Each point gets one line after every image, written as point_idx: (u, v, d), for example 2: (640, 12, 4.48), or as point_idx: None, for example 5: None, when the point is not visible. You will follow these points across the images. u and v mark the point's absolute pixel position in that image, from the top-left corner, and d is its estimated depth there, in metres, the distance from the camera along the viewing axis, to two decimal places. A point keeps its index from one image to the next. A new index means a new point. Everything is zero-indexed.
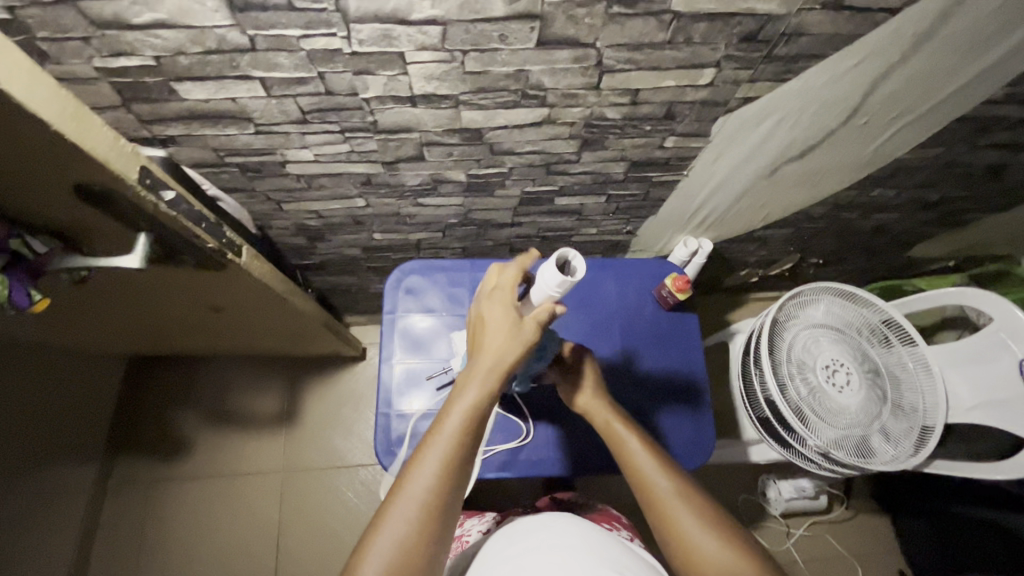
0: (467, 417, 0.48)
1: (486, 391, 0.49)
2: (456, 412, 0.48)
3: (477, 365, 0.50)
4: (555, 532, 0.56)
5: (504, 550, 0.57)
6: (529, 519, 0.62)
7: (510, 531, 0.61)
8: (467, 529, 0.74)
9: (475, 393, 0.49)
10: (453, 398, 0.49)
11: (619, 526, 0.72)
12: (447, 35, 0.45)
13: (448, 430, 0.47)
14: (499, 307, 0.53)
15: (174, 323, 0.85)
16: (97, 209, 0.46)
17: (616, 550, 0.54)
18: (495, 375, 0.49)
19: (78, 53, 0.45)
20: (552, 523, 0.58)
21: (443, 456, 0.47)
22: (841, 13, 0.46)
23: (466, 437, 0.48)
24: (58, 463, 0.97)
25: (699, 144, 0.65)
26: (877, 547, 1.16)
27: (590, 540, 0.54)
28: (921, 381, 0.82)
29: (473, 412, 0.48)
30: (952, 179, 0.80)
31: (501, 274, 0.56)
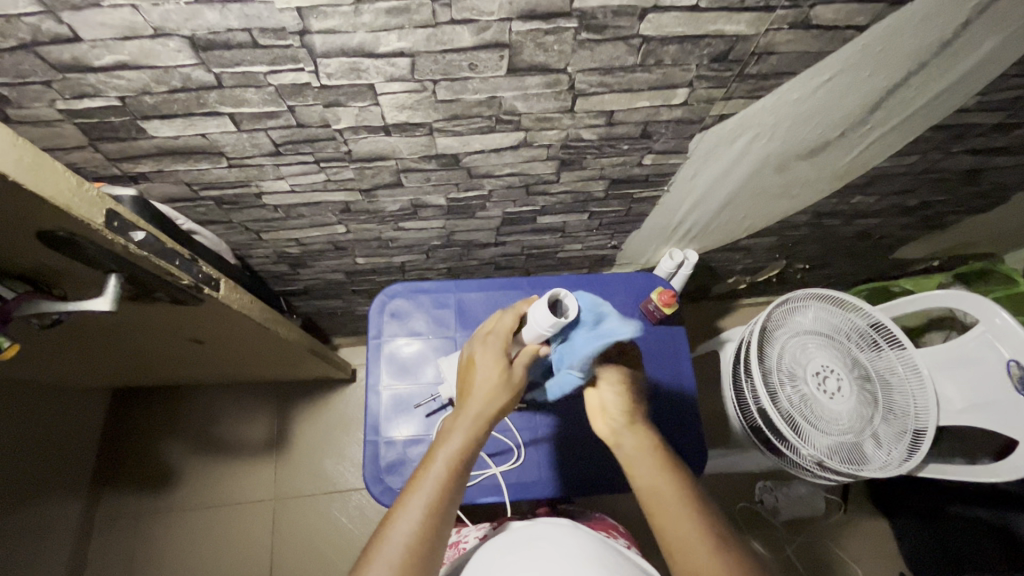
0: (452, 463, 0.49)
1: (471, 439, 0.51)
2: (443, 457, 0.50)
3: (463, 412, 0.52)
4: (547, 534, 0.56)
5: (495, 555, 0.55)
6: (518, 524, 0.61)
7: (499, 537, 0.60)
8: (462, 535, 0.71)
9: (460, 442, 0.50)
10: (440, 443, 0.51)
11: (618, 534, 0.70)
12: (416, 65, 0.45)
13: (434, 474, 0.49)
14: (489, 354, 0.55)
15: (156, 356, 0.84)
16: (64, 252, 0.45)
17: (609, 553, 0.54)
18: (481, 423, 0.51)
19: (40, 97, 0.44)
20: (542, 527, 0.58)
21: (429, 499, 0.47)
22: (809, 32, 0.47)
23: (450, 483, 0.48)
24: (40, 504, 0.94)
25: (678, 161, 0.65)
26: (878, 550, 1.15)
27: (583, 543, 0.54)
28: (911, 384, 0.81)
29: (459, 459, 0.50)
30: (931, 184, 0.80)
31: (499, 320, 0.58)
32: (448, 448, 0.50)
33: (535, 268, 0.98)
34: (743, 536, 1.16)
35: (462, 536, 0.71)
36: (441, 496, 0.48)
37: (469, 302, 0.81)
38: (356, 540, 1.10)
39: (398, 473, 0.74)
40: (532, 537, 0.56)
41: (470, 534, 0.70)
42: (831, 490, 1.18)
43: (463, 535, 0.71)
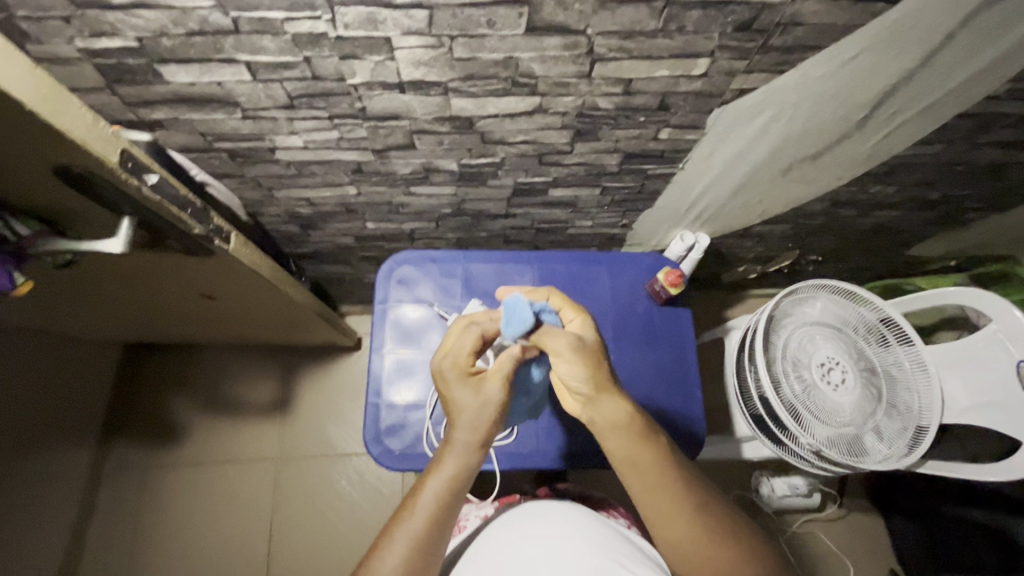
0: (442, 491, 0.48)
1: (466, 463, 0.49)
2: (430, 490, 0.48)
3: (453, 441, 0.50)
4: (542, 527, 0.56)
5: (489, 556, 0.56)
6: (510, 515, 0.61)
7: (493, 531, 0.60)
8: (463, 513, 0.71)
9: (448, 472, 0.49)
10: (429, 475, 0.49)
11: (618, 514, 0.72)
12: (434, 19, 0.44)
13: (421, 509, 0.48)
14: (458, 397, 0.51)
15: (166, 310, 0.85)
16: (79, 192, 0.45)
17: (608, 537, 0.56)
18: (478, 445, 0.50)
19: (59, 34, 0.44)
20: (537, 518, 0.58)
21: (415, 533, 0.47)
22: (838, 2, 0.45)
23: (438, 515, 0.48)
24: (51, 450, 0.97)
25: (694, 137, 0.64)
26: (869, 545, 1.16)
27: (577, 532, 0.55)
28: (916, 381, 0.80)
29: (449, 490, 0.49)
30: (953, 177, 0.78)
31: (451, 361, 0.53)
32: (439, 477, 0.49)
33: (545, 243, 0.98)
34: None
35: (462, 513, 0.71)
36: (431, 530, 0.48)
37: (476, 273, 0.82)
38: (356, 503, 1.13)
39: (397, 436, 0.75)
40: (530, 533, 0.56)
41: (471, 513, 0.70)
42: (827, 484, 1.18)
43: (462, 513, 0.71)
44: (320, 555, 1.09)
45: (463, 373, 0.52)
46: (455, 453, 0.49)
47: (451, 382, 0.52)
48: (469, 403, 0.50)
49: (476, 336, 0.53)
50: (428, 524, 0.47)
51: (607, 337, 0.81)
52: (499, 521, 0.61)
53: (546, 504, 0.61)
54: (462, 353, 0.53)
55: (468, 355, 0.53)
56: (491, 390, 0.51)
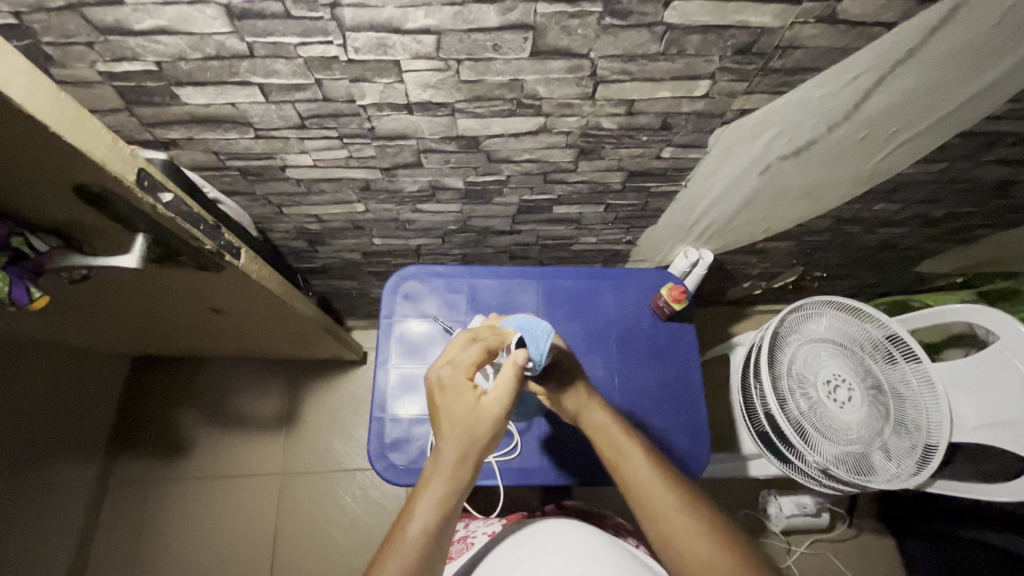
0: (432, 514, 0.48)
1: (454, 482, 0.49)
2: (421, 512, 0.48)
3: (440, 460, 0.49)
4: (545, 548, 0.56)
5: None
6: (516, 536, 0.62)
7: (497, 553, 0.60)
8: (471, 530, 0.71)
9: (438, 493, 0.49)
10: (419, 496, 0.49)
11: (627, 535, 0.72)
12: (442, 44, 0.46)
13: (413, 532, 0.47)
14: (454, 408, 0.50)
15: (175, 324, 0.86)
16: (97, 209, 0.46)
17: (615, 555, 0.55)
18: (469, 466, 0.50)
19: (82, 58, 0.46)
20: (541, 539, 0.58)
21: (408, 560, 0.46)
22: (836, 27, 0.46)
23: (430, 540, 0.47)
24: (59, 462, 0.98)
25: (697, 156, 0.65)
26: (880, 568, 1.13)
27: (580, 550, 0.55)
28: (924, 398, 0.80)
29: (439, 511, 0.49)
30: (956, 194, 0.79)
31: (451, 371, 0.52)
32: (429, 499, 0.49)
33: (549, 259, 0.98)
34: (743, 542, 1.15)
35: (470, 530, 0.71)
36: (424, 553, 0.47)
37: (481, 288, 0.82)
38: (359, 519, 1.12)
39: (401, 451, 0.75)
40: (532, 555, 0.56)
41: (478, 530, 0.70)
42: (836, 503, 1.16)
43: (470, 530, 0.71)
44: (323, 571, 1.08)
45: (462, 384, 0.51)
46: (444, 473, 0.49)
47: (451, 394, 0.51)
48: (465, 419, 0.50)
49: (480, 349, 0.53)
50: (421, 547, 0.47)
51: (611, 352, 0.81)
52: (504, 543, 0.61)
53: (552, 525, 0.61)
54: (466, 363, 0.52)
55: (473, 366, 0.52)
56: (489, 407, 0.51)
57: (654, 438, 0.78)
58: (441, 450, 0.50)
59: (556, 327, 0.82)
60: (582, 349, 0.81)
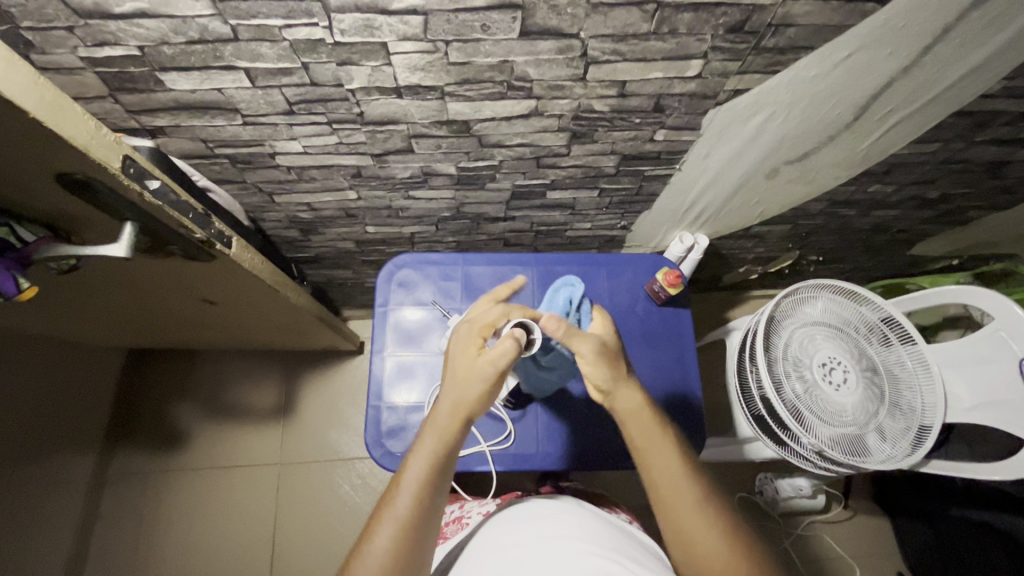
0: (423, 471, 0.49)
1: (446, 439, 0.50)
2: (413, 469, 0.49)
3: (433, 417, 0.51)
4: (537, 532, 0.55)
5: (484, 562, 0.55)
6: (508, 518, 0.61)
7: (489, 536, 0.59)
8: (466, 511, 0.71)
9: (430, 449, 0.50)
10: (412, 454, 0.50)
11: (620, 510, 0.74)
12: (429, 24, 0.45)
13: (406, 488, 0.49)
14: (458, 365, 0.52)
15: (169, 315, 0.86)
16: (82, 198, 0.46)
17: (609, 539, 0.55)
18: (458, 423, 0.50)
19: (62, 43, 0.45)
20: (533, 523, 0.58)
21: (401, 517, 0.48)
22: (828, 3, 0.46)
23: (423, 497, 0.49)
24: (54, 456, 0.98)
25: (690, 138, 0.64)
26: (875, 548, 1.15)
27: (575, 533, 0.55)
28: (919, 380, 0.80)
29: (432, 468, 0.49)
30: (952, 175, 0.78)
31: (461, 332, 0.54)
32: (420, 456, 0.50)
33: (544, 246, 0.98)
34: None
35: (464, 511, 0.71)
36: (418, 509, 0.48)
37: (476, 275, 0.82)
38: (358, 507, 1.13)
39: (398, 438, 0.75)
40: (526, 537, 0.55)
41: (473, 510, 0.70)
42: (832, 485, 1.17)
43: (465, 511, 0.71)
44: (323, 559, 1.09)
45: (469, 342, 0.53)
46: (435, 431, 0.50)
47: (455, 350, 0.53)
48: (460, 374, 0.51)
49: (497, 312, 0.55)
50: (413, 505, 0.48)
51: None
52: (497, 525, 0.61)
53: (545, 508, 0.61)
54: (479, 325, 0.54)
55: (486, 327, 0.54)
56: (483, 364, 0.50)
57: None
58: (435, 407, 0.51)
59: None
60: None
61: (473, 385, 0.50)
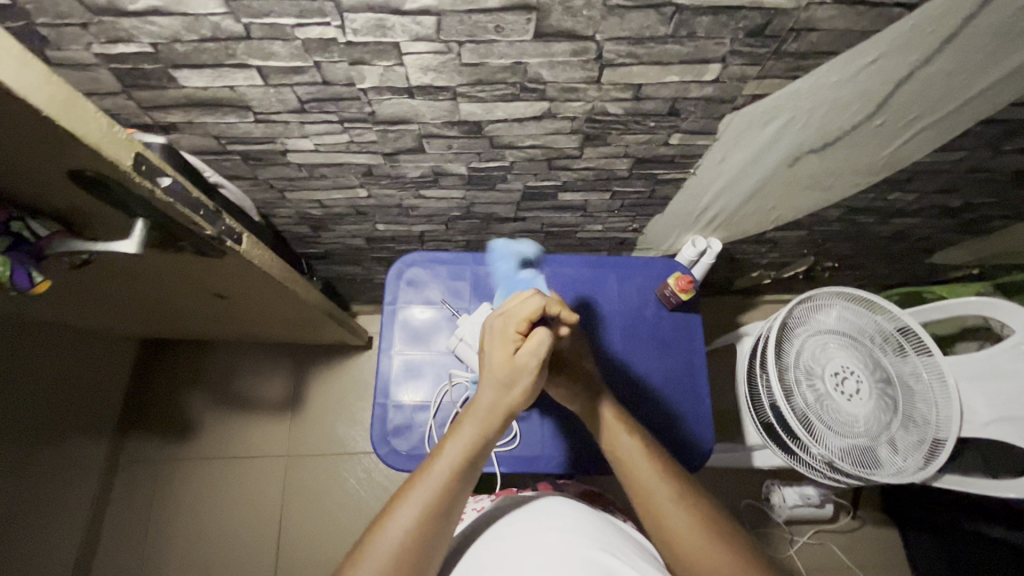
0: (459, 457, 0.50)
1: (484, 430, 0.51)
2: (447, 456, 0.50)
3: (475, 406, 0.52)
4: (543, 525, 0.56)
5: (489, 554, 0.55)
6: (512, 508, 0.61)
7: (493, 526, 0.59)
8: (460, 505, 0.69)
9: (468, 438, 0.51)
10: (447, 441, 0.51)
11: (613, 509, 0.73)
12: (442, 25, 0.44)
13: (437, 473, 0.49)
14: (498, 357, 0.52)
15: (180, 307, 0.86)
16: (94, 194, 0.46)
17: (599, 533, 0.55)
18: (502, 417, 0.52)
19: (77, 39, 0.45)
20: (539, 515, 0.58)
21: (427, 498, 0.48)
22: (854, 8, 0.44)
23: (454, 482, 0.49)
24: (69, 442, 0.99)
25: (706, 142, 0.63)
26: (883, 559, 1.13)
27: (581, 529, 0.55)
28: (935, 393, 0.78)
29: (465, 457, 0.50)
30: (975, 184, 0.76)
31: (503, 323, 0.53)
32: (458, 442, 0.51)
33: (554, 247, 0.97)
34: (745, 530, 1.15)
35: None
36: (446, 493, 0.49)
37: (485, 275, 0.82)
38: (363, 501, 1.14)
39: (403, 437, 0.75)
40: (533, 529, 0.55)
41: (467, 506, 0.68)
42: (841, 494, 1.16)
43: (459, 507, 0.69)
44: (328, 551, 1.10)
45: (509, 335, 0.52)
46: (476, 420, 0.51)
47: (494, 343, 0.53)
48: (499, 368, 0.52)
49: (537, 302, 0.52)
50: (444, 489, 0.49)
51: (615, 342, 0.80)
52: (502, 515, 0.61)
53: (548, 501, 0.61)
54: (518, 317, 0.52)
55: (524, 321, 0.52)
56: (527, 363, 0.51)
57: (656, 429, 0.77)
58: (478, 399, 0.52)
59: None
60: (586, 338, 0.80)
61: (516, 382, 0.52)
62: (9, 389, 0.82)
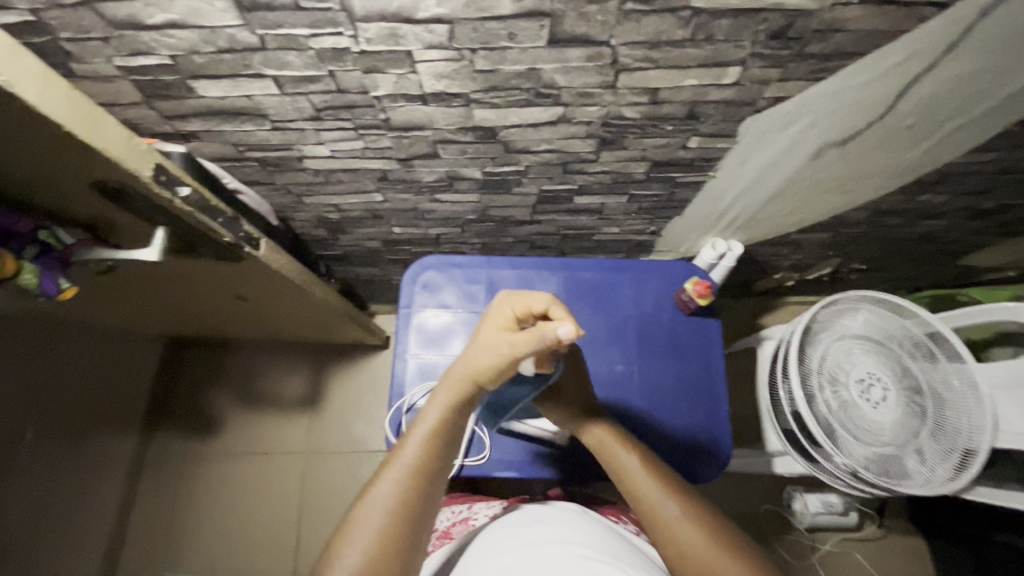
0: (438, 420, 0.49)
1: (459, 400, 0.49)
2: (421, 431, 0.49)
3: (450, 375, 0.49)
4: (572, 537, 0.54)
5: (517, 553, 0.53)
6: (542, 517, 0.60)
7: (521, 530, 0.58)
8: (473, 513, 0.70)
9: (443, 405, 0.49)
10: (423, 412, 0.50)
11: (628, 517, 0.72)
12: (455, 33, 0.44)
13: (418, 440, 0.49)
14: (481, 346, 0.47)
15: (202, 308, 0.88)
16: (117, 203, 0.47)
17: (611, 547, 0.54)
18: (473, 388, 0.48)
19: (99, 53, 0.46)
20: (569, 528, 0.56)
21: (407, 470, 0.48)
22: (881, 7, 0.42)
23: (431, 448, 0.48)
24: (99, 436, 1.03)
25: (726, 145, 0.61)
26: (911, 569, 1.10)
27: (610, 549, 0.53)
28: (967, 402, 0.74)
29: (439, 426, 0.49)
30: (1012, 185, 0.73)
31: (497, 314, 0.47)
32: (433, 409, 0.49)
33: (571, 249, 0.96)
34: (765, 537, 1.13)
35: (472, 512, 0.70)
36: (424, 462, 0.48)
37: (500, 279, 0.81)
38: None
39: None
40: (559, 534, 0.55)
41: (481, 512, 0.69)
42: (866, 503, 1.13)
43: (473, 512, 0.70)
44: None
45: (498, 326, 0.46)
46: (449, 390, 0.49)
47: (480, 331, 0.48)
48: (480, 344, 0.47)
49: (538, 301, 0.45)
50: (421, 458, 0.48)
51: (632, 348, 0.79)
52: (532, 515, 0.61)
53: (579, 519, 0.59)
54: (513, 302, 0.46)
55: (521, 306, 0.46)
56: (512, 349, 0.45)
57: (673, 435, 0.76)
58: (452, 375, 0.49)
59: (574, 321, 0.80)
60: (602, 344, 0.79)
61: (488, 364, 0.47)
62: (41, 386, 0.86)
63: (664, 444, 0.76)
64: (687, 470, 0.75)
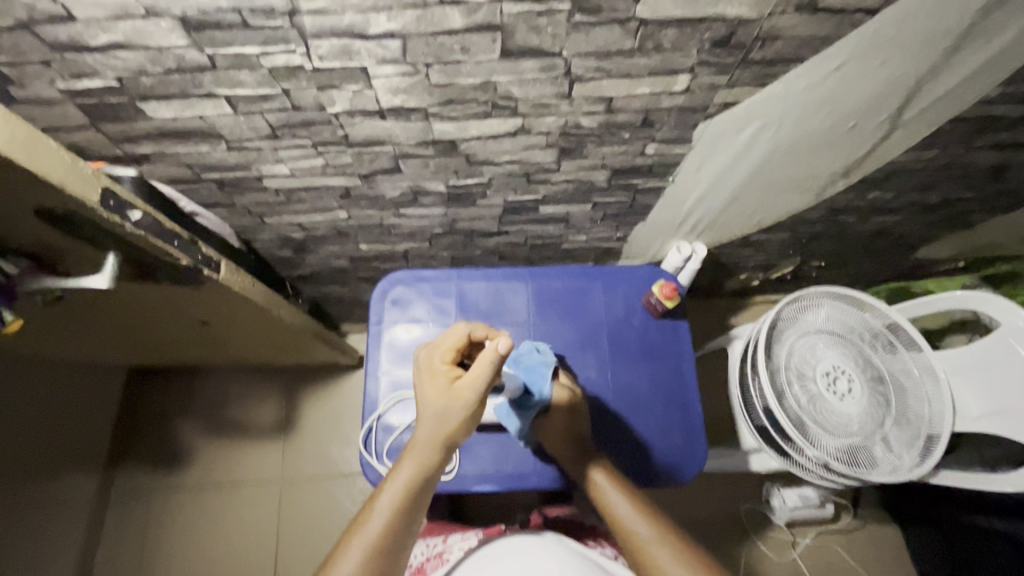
0: (402, 494, 0.51)
1: (424, 464, 0.52)
2: (387, 495, 0.51)
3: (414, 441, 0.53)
4: (550, 566, 0.54)
5: None
6: (520, 546, 0.59)
7: (500, 561, 0.57)
8: (449, 546, 0.69)
9: (409, 472, 0.52)
10: (388, 480, 0.52)
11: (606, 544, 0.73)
12: (408, 48, 0.44)
13: (381, 509, 0.50)
14: (430, 388, 0.54)
15: (164, 336, 0.85)
16: (65, 231, 0.46)
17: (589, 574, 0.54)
18: (441, 449, 0.52)
19: (40, 76, 0.45)
20: (547, 557, 0.56)
21: (372, 540, 0.48)
22: (815, 15, 0.45)
23: (397, 518, 0.50)
24: (57, 477, 0.98)
25: (682, 151, 0.63)
26: (887, 557, 1.12)
27: None
28: (926, 389, 0.78)
29: (405, 499, 0.51)
30: (953, 180, 0.77)
31: (432, 355, 0.56)
32: (400, 479, 0.51)
33: (540, 258, 0.97)
34: (747, 536, 1.14)
35: (448, 546, 0.69)
36: (390, 531, 0.49)
37: (470, 291, 0.81)
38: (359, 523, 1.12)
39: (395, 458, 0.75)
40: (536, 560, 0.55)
41: (455, 545, 0.68)
42: (840, 494, 1.15)
43: (448, 546, 0.69)
44: None
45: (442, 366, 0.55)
46: (415, 457, 0.52)
47: (423, 372, 0.55)
48: (438, 403, 0.53)
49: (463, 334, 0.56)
50: (385, 527, 0.49)
51: (604, 354, 0.80)
52: (511, 540, 0.61)
53: (558, 546, 0.59)
54: (446, 349, 0.56)
55: (451, 351, 0.55)
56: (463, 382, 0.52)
57: (649, 441, 0.77)
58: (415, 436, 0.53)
59: (546, 330, 0.80)
60: (575, 350, 0.80)
61: (448, 412, 0.52)
62: None
63: (641, 448, 0.76)
64: (665, 473, 0.76)
